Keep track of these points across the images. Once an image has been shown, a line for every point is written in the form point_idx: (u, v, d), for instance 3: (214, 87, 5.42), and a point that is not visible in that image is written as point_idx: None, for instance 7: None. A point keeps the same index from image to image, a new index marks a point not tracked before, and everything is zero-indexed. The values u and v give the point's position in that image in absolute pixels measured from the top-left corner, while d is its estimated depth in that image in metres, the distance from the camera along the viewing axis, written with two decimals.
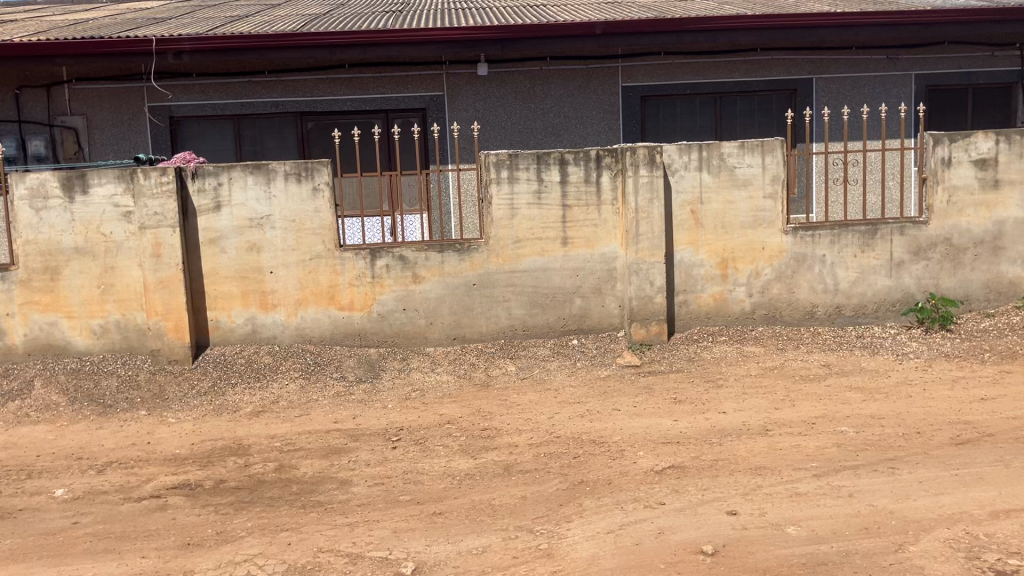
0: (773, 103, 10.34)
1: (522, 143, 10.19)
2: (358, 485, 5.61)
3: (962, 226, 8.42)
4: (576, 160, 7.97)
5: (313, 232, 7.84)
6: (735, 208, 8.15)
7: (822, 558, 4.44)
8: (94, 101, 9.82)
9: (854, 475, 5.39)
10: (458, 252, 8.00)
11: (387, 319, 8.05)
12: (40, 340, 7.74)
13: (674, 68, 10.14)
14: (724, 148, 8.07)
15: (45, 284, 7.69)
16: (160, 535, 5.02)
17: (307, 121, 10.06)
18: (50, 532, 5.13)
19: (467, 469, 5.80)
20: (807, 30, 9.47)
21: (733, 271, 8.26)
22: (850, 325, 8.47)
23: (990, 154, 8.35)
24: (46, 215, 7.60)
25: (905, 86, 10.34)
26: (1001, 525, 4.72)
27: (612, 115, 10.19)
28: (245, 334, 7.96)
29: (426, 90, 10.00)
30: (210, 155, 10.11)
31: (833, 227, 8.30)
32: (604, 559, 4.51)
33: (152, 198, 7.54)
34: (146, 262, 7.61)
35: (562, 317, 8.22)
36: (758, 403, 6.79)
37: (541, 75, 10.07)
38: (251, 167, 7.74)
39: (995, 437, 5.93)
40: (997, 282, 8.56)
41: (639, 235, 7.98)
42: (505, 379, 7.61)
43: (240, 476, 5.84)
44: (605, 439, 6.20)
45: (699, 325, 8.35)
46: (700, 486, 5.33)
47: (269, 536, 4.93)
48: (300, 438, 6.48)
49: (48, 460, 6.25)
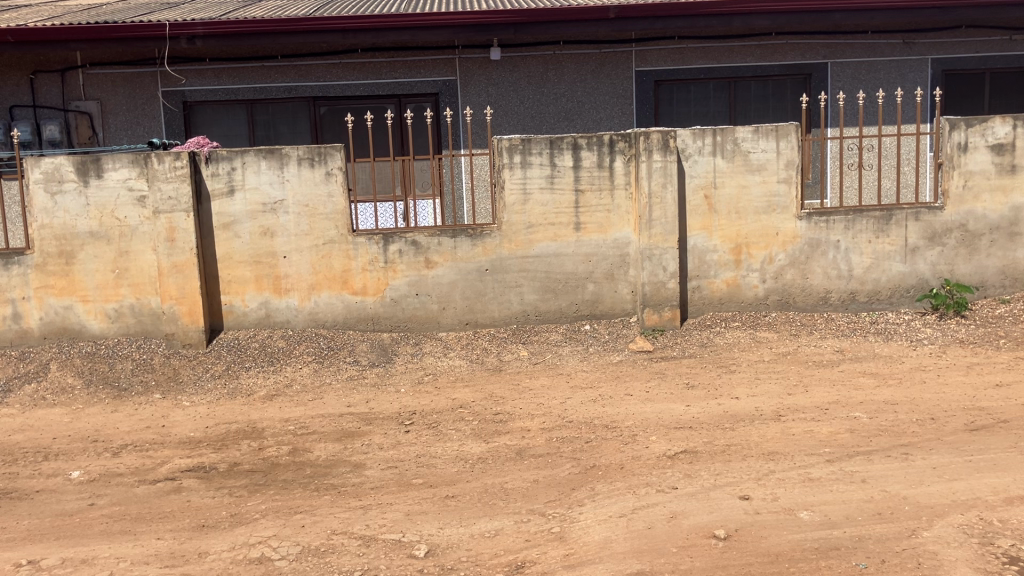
0: (787, 88, 10.28)
1: (535, 128, 10.16)
2: (371, 468, 5.63)
3: (978, 212, 8.36)
4: (589, 145, 7.95)
5: (327, 217, 7.86)
6: (749, 193, 8.11)
7: (834, 543, 4.44)
8: (108, 86, 9.85)
9: (868, 460, 5.38)
10: (470, 237, 8.00)
11: (400, 304, 8.06)
12: (55, 324, 7.80)
13: (688, 53, 10.07)
14: (738, 133, 8.03)
15: (60, 268, 7.73)
16: (175, 518, 5.05)
17: (320, 106, 10.08)
18: (66, 513, 5.18)
19: (480, 452, 5.82)
20: (822, 15, 9.38)
21: (746, 256, 8.23)
22: (864, 310, 8.43)
23: (1007, 139, 8.27)
24: (61, 199, 7.63)
25: (922, 71, 10.23)
26: (1015, 511, 4.70)
27: (625, 100, 10.15)
28: (258, 318, 7.98)
29: (440, 75, 9.98)
30: (223, 140, 10.14)
31: (848, 212, 8.25)
32: (616, 542, 4.52)
33: (166, 181, 7.57)
34: (160, 246, 7.64)
35: (574, 303, 8.21)
36: (771, 389, 6.77)
37: (554, 60, 10.01)
38: (265, 152, 7.75)
39: (1009, 423, 5.89)
40: (1013, 268, 8.50)
41: (652, 220, 7.95)
42: (517, 364, 7.61)
43: (254, 459, 5.89)
44: (618, 423, 6.20)
45: (712, 311, 8.32)
46: (712, 471, 5.32)
47: (283, 519, 4.96)
48: (313, 421, 6.52)
49: (65, 442, 6.31)
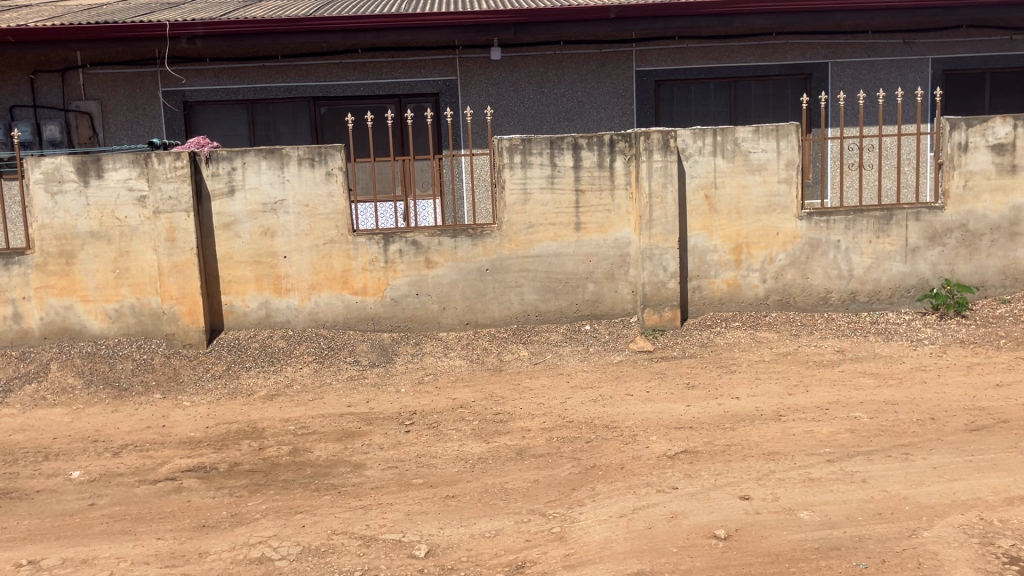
0: (788, 88, 10.28)
1: (536, 128, 10.16)
2: (371, 468, 5.63)
3: (978, 212, 8.36)
4: (590, 145, 7.95)
5: (327, 217, 7.86)
6: (749, 193, 8.11)
7: (835, 543, 4.44)
8: (109, 85, 9.85)
9: (868, 460, 5.38)
10: (470, 237, 8.00)
11: (400, 304, 8.06)
12: (55, 324, 7.80)
13: (688, 53, 10.07)
14: (739, 133, 8.03)
15: (60, 267, 7.74)
16: (175, 518, 5.05)
17: (320, 106, 10.08)
18: (67, 513, 5.18)
19: (480, 452, 5.82)
20: (822, 15, 9.38)
21: (746, 256, 8.22)
22: (865, 310, 8.43)
23: (1007, 139, 8.27)
24: (61, 199, 7.63)
25: (922, 71, 10.22)
26: (1016, 511, 4.70)
27: (626, 100, 10.15)
28: (259, 318, 7.98)
29: (440, 75, 9.98)
30: (223, 140, 10.14)
31: (848, 212, 8.25)
32: (616, 542, 4.52)
33: (166, 181, 7.58)
34: (160, 246, 7.64)
35: (574, 303, 8.21)
36: (772, 389, 6.77)
37: (554, 59, 10.01)
38: (266, 152, 7.76)
39: (1010, 423, 5.89)
40: (1014, 268, 8.49)
41: (653, 220, 7.94)
42: (517, 364, 7.61)
43: (254, 459, 5.89)
44: (618, 423, 6.20)
45: (712, 311, 8.32)
46: (712, 471, 5.32)
47: (283, 519, 4.96)
48: (313, 421, 6.52)
49: (65, 442, 6.31)
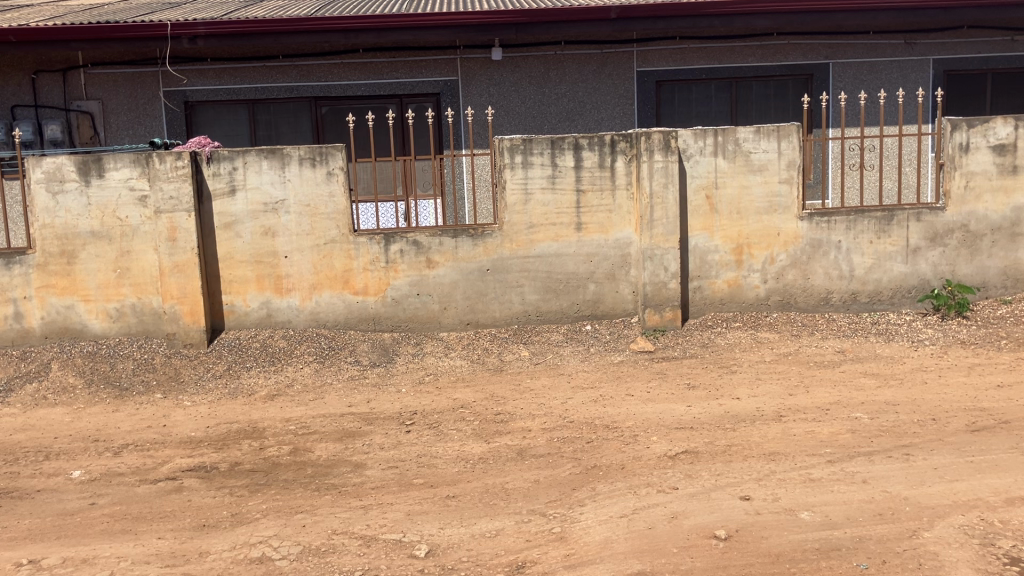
0: (789, 88, 10.27)
1: (536, 128, 10.15)
2: (371, 468, 5.63)
3: (979, 212, 8.35)
4: (590, 145, 7.94)
5: (328, 217, 7.86)
6: (750, 193, 8.11)
7: (835, 543, 4.44)
8: (110, 85, 9.86)
9: (869, 461, 5.38)
10: (471, 237, 8.00)
11: (401, 304, 8.06)
12: (57, 324, 7.81)
13: (689, 53, 10.07)
14: (740, 133, 8.03)
15: (61, 267, 7.74)
16: (175, 517, 5.05)
17: (321, 106, 10.08)
18: (67, 512, 5.18)
19: (480, 453, 5.82)
20: (822, 16, 9.38)
21: (747, 256, 8.22)
22: (867, 311, 8.42)
23: (1008, 140, 8.26)
24: (62, 198, 7.64)
25: (924, 71, 10.22)
26: (1016, 512, 4.70)
27: (627, 100, 10.15)
28: (259, 318, 7.99)
29: (441, 75, 9.98)
30: (224, 139, 10.15)
31: (849, 212, 8.24)
32: (617, 542, 4.52)
33: (168, 181, 7.58)
34: (161, 245, 7.64)
35: (576, 303, 8.21)
36: (772, 390, 6.76)
37: (555, 60, 10.01)
38: (266, 152, 7.76)
39: (1011, 424, 5.88)
40: (1015, 268, 8.48)
41: (653, 221, 7.95)
42: (518, 364, 7.61)
43: (254, 459, 5.89)
44: (618, 424, 6.19)
45: (713, 311, 8.32)
46: (713, 472, 5.33)
47: (283, 518, 4.96)
48: (314, 421, 6.52)
49: (66, 441, 6.31)
